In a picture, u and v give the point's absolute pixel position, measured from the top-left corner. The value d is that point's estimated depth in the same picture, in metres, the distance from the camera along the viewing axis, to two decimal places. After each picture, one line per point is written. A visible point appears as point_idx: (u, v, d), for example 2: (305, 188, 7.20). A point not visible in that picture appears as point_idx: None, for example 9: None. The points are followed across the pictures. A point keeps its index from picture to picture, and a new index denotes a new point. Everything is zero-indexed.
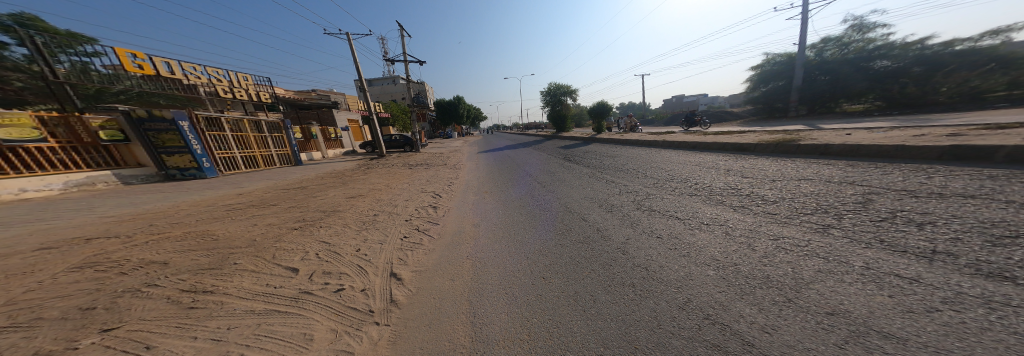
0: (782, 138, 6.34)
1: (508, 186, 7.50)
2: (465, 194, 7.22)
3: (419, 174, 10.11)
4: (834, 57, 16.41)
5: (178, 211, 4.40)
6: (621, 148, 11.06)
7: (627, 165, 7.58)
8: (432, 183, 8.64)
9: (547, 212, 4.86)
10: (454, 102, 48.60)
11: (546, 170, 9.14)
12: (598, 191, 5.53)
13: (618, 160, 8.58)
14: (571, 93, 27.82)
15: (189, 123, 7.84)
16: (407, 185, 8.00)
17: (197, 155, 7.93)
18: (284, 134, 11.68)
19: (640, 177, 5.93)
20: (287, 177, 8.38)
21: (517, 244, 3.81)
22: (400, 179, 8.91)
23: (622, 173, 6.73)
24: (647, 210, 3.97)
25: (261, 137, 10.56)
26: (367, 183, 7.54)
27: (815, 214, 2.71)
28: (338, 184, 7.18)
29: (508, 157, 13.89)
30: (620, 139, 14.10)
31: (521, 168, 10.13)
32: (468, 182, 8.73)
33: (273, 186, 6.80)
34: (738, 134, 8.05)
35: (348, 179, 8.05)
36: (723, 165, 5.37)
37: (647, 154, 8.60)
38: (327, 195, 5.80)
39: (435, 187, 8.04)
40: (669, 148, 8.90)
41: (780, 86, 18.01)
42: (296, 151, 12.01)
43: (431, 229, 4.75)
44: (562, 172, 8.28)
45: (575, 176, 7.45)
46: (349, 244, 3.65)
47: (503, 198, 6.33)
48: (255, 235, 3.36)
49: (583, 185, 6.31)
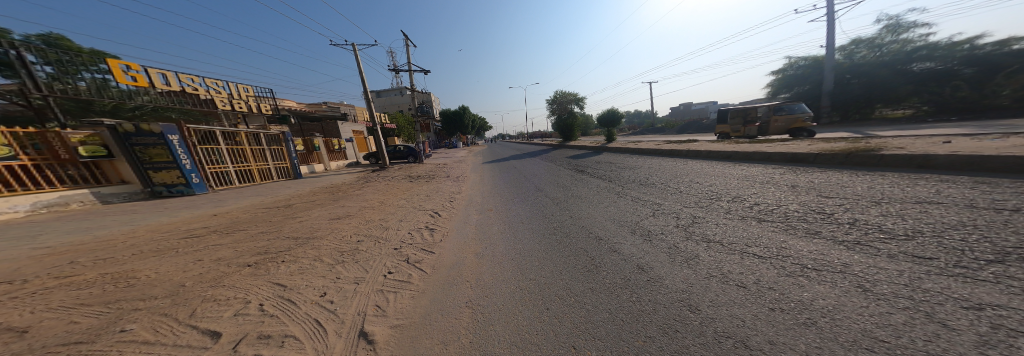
0: (846, 146, 5.29)
1: (518, 203, 6.63)
2: (467, 212, 6.37)
3: (419, 188, 9.39)
4: (866, 59, 15.30)
5: (126, 241, 3.70)
6: (640, 158, 10.03)
7: (653, 178, 6.59)
8: (432, 198, 7.83)
9: (567, 240, 3.95)
10: (459, 112, 48.77)
11: (558, 183, 8.26)
12: (626, 211, 4.58)
13: (640, 172, 7.59)
14: (579, 101, 26.94)
15: (179, 137, 7.37)
16: (405, 201, 7.21)
17: (186, 170, 7.45)
18: (284, 147, 11.24)
19: (675, 194, 4.95)
20: (278, 194, 7.78)
21: (533, 287, 2.88)
22: (398, 194, 8.14)
23: (651, 188, 5.74)
24: (704, 239, 2.99)
25: (258, 150, 10.14)
26: (361, 200, 6.77)
27: (1009, 262, 1.69)
28: (327, 201, 6.42)
29: (514, 168, 13.13)
30: (634, 148, 13.18)
31: (530, 181, 9.27)
32: (473, 197, 7.90)
33: (257, 205, 6.12)
34: (778, 141, 7.04)
35: (341, 195, 7.31)
36: (783, 180, 4.36)
37: (673, 165, 7.59)
38: (310, 216, 5.02)
39: (435, 204, 7.21)
40: (696, 158, 7.90)
41: (806, 91, 16.87)
42: (296, 165, 11.53)
43: (423, 259, 3.88)
44: (577, 187, 7.35)
45: (592, 191, 6.54)
46: (313, 286, 2.83)
47: (512, 219, 5.45)
48: (187, 278, 2.60)
49: (605, 203, 5.37)
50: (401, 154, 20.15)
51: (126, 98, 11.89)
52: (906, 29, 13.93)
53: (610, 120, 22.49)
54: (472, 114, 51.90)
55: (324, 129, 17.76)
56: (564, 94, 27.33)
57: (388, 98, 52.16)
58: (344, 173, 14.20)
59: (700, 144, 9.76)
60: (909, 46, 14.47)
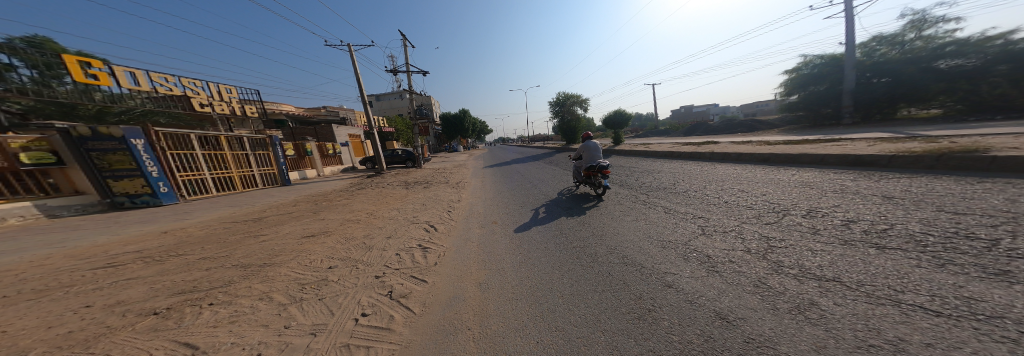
0: (922, 146, 4.49)
1: (525, 213, 5.81)
2: (468, 226, 5.54)
3: (415, 196, 8.57)
4: (889, 56, 14.72)
5: (22, 272, 2.81)
6: (655, 162, 9.21)
7: (680, 183, 5.75)
8: (430, 208, 7.00)
9: (596, 268, 3.07)
10: (459, 116, 48.25)
11: (567, 189, 7.44)
12: (662, 226, 3.74)
13: (661, 177, 6.74)
14: (582, 103, 26.14)
15: (144, 141, 6.58)
16: (397, 212, 6.38)
17: (153, 178, 6.64)
18: (271, 152, 10.47)
19: (718, 204, 4.10)
20: (258, 204, 6.95)
21: (568, 341, 1.97)
22: (391, 203, 7.29)
23: (682, 196, 4.90)
24: (803, 273, 2.12)
25: (241, 156, 9.34)
26: (345, 211, 5.91)
27: None
28: (306, 213, 5.57)
29: (517, 173, 12.35)
30: (644, 151, 12.40)
31: (536, 188, 8.45)
32: (474, 206, 7.08)
33: (224, 217, 5.26)
34: (822, 142, 6.23)
35: (326, 205, 6.47)
36: (865, 189, 3.50)
37: (697, 168, 6.78)
38: (278, 234, 4.14)
39: (432, 215, 6.36)
40: (723, 161, 7.09)
41: (823, 90, 16.19)
42: (284, 171, 10.75)
43: (411, 293, 3.00)
44: (591, 194, 6.50)
45: (608, 200, 5.69)
46: (244, 344, 1.91)
47: (521, 235, 4.59)
48: (46, 341, 1.72)
49: (629, 215, 4.54)
50: (399, 158, 19.44)
51: (113, 100, 11.31)
52: (930, 26, 13.31)
53: (616, 122, 21.67)
54: (472, 117, 51.35)
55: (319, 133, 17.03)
56: (568, 96, 26.24)
57: (387, 102, 51.63)
58: (337, 179, 13.40)
59: (721, 146, 9.00)
60: (936, 41, 13.84)
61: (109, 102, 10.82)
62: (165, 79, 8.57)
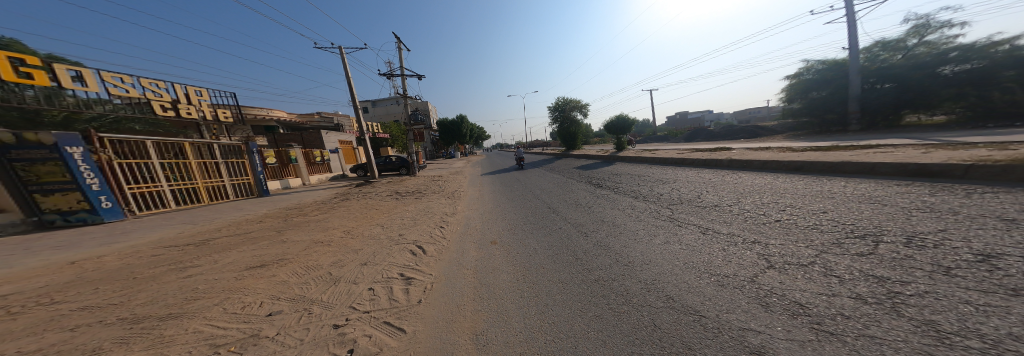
0: (996, 153, 3.84)
1: (528, 232, 5.04)
2: (463, 249, 4.72)
3: (404, 208, 7.75)
4: (894, 62, 14.57)
5: None
6: (666, 170, 8.52)
7: (705, 194, 5.02)
8: (419, 224, 6.15)
9: (635, 316, 2.24)
10: (456, 122, 47.56)
11: (573, 201, 6.72)
12: (703, 252, 2.90)
13: (679, 187, 6.02)
14: (582, 108, 25.59)
15: (83, 149, 5.74)
16: (379, 230, 5.52)
17: (92, 192, 5.77)
18: (246, 160, 9.54)
19: (768, 221, 3.31)
20: (218, 220, 6.04)
21: None
22: (374, 218, 6.40)
23: (713, 210, 4.14)
24: (1000, 350, 1.23)
25: (211, 165, 8.43)
26: (317, 229, 5.03)
27: None
28: (268, 233, 4.70)
29: (516, 181, 11.61)
30: (651, 157, 11.80)
31: (538, 198, 7.71)
32: (470, 221, 6.25)
33: (165, 240, 4.35)
34: (859, 148, 5.60)
35: (297, 221, 5.59)
36: (962, 207, 2.76)
37: (717, 177, 6.11)
38: (216, 263, 3.25)
39: (420, 233, 5.54)
40: (745, 169, 6.45)
41: (826, 95, 15.95)
42: (261, 181, 9.79)
43: (378, 354, 2.08)
44: (602, 207, 5.73)
45: (622, 215, 4.91)
46: None
47: (527, 263, 3.79)
48: None
49: (655, 235, 3.73)
50: (392, 165, 18.52)
51: (82, 106, 10.48)
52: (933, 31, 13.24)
53: (620, 127, 21.07)
54: (469, 124, 50.76)
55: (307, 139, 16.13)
56: (568, 101, 25.73)
57: (384, 108, 50.77)
58: (322, 189, 12.48)
59: (737, 152, 8.37)
60: (941, 47, 13.72)
61: (76, 107, 9.97)
62: (120, 79, 7.85)
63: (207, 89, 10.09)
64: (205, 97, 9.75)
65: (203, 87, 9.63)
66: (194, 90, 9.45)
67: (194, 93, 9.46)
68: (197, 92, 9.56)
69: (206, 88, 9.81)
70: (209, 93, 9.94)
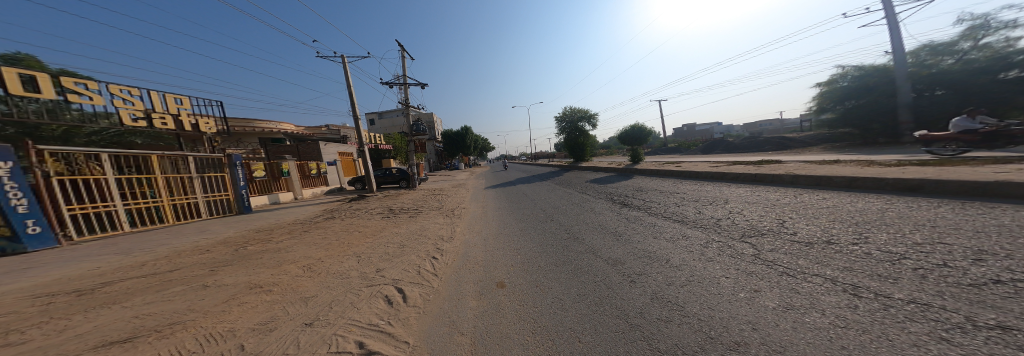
0: None
1: (547, 271, 3.79)
2: (459, 295, 3.45)
3: (394, 229, 6.54)
4: (946, 67, 13.13)
5: None
6: (704, 185, 7.16)
7: (789, 222, 3.65)
8: (405, 255, 4.88)
9: None
10: (462, 133, 46.83)
11: (598, 225, 5.48)
12: (893, 334, 1.52)
13: (740, 210, 4.64)
14: (591, 118, 24.40)
15: (15, 165, 4.80)
16: (351, 264, 4.28)
17: (16, 216, 4.74)
18: (228, 174, 8.61)
19: (978, 277, 1.91)
20: (161, 248, 4.91)
21: None
22: (353, 245, 5.19)
23: (829, 248, 2.76)
24: None
25: (182, 178, 7.46)
26: (267, 265, 3.82)
27: None
28: (198, 271, 3.51)
29: (525, 196, 10.37)
30: (676, 170, 10.43)
31: (554, 219, 6.41)
32: (470, 251, 5.01)
33: (56, 285, 3.20)
34: (989, 163, 4.20)
35: (252, 251, 4.42)
36: None
37: (789, 198, 4.73)
38: (53, 340, 2.02)
39: (405, 269, 4.28)
40: (820, 187, 5.07)
41: (867, 104, 14.51)
42: (243, 196, 8.82)
43: None
44: (641, 236, 4.40)
45: (676, 248, 3.59)
46: None
47: (553, 328, 2.48)
48: None
49: (752, 285, 2.37)
50: (393, 178, 17.60)
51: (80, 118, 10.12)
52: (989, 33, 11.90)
53: (635, 138, 19.74)
54: (474, 136, 50.21)
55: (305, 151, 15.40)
56: (576, 111, 24.54)
57: (389, 120, 50.80)
58: (314, 204, 11.49)
59: (791, 163, 6.99)
60: (1003, 50, 12.24)
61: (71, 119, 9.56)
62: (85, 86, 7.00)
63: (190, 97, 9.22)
64: (185, 105, 8.84)
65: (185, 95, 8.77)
66: (174, 97, 8.56)
67: (173, 101, 8.54)
68: (177, 99, 8.71)
69: (187, 95, 8.91)
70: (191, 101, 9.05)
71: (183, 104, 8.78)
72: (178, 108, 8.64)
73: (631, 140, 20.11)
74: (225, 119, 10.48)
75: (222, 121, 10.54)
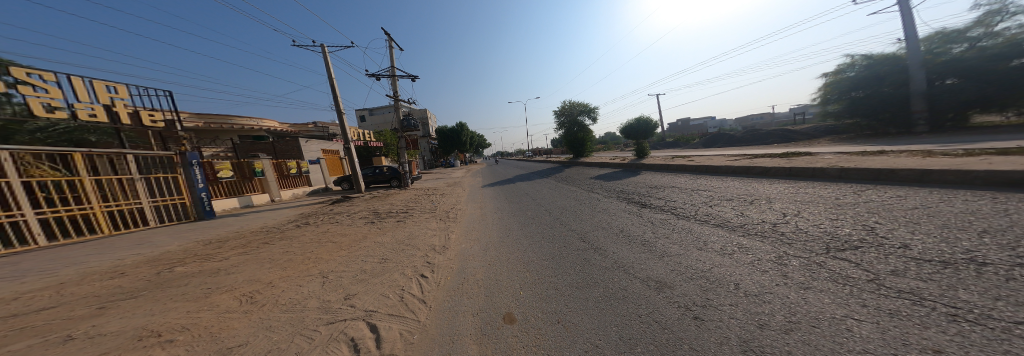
0: None
1: (568, 298, 2.88)
2: (452, 335, 2.49)
3: (377, 238, 5.56)
4: (958, 54, 12.68)
5: None
6: (730, 182, 6.38)
7: (884, 230, 2.81)
8: (385, 275, 3.93)
9: None
10: (456, 129, 45.64)
11: (618, 232, 4.63)
12: None
13: (796, 211, 3.83)
14: (590, 112, 23.58)
15: None
16: (314, 289, 3.34)
17: None
18: (183, 174, 7.49)
19: None
20: (65, 269, 3.81)
21: None
22: (321, 261, 4.21)
23: (983, 272, 1.93)
24: None
25: (122, 181, 6.32)
26: (189, 296, 2.83)
27: None
28: (79, 311, 2.48)
29: (527, 195, 9.51)
30: (688, 164, 9.71)
31: (564, 224, 5.56)
32: (468, 267, 4.10)
33: None
34: None
35: (182, 274, 3.42)
36: None
37: (853, 197, 3.92)
38: None
39: (382, 295, 3.33)
40: (881, 183, 4.29)
41: (870, 96, 14.49)
42: (203, 201, 7.73)
43: None
44: (680, 246, 3.53)
45: (737, 263, 2.74)
46: None
47: None
48: None
49: (923, 340, 1.47)
50: (383, 177, 16.48)
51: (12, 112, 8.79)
52: None
53: (638, 132, 19.06)
54: (469, 132, 48.96)
55: (285, 149, 14.19)
56: (575, 105, 23.66)
57: (381, 116, 49.04)
58: (293, 207, 10.38)
59: (827, 156, 6.26)
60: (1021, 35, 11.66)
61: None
62: None
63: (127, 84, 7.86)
64: (122, 95, 7.52)
65: (121, 82, 7.46)
66: (107, 85, 7.25)
67: (105, 88, 7.20)
68: (110, 87, 7.36)
69: (123, 83, 7.57)
70: (129, 89, 7.74)
71: (119, 93, 7.48)
72: (114, 98, 7.35)
73: (632, 133, 19.53)
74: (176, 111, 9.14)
75: (174, 111, 9.18)
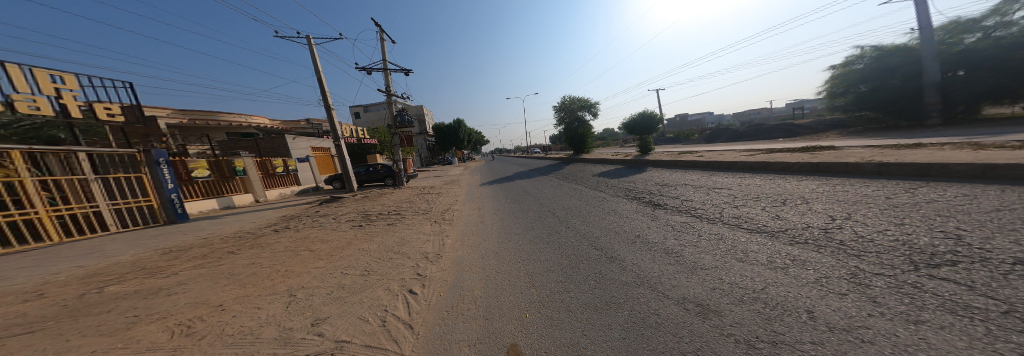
0: None
1: (588, 326, 2.30)
2: None
3: (362, 244, 4.96)
4: (972, 44, 12.24)
5: None
6: (750, 179, 5.86)
7: (980, 239, 2.25)
8: (366, 291, 3.34)
9: None
10: (454, 126, 44.92)
11: (634, 238, 4.08)
12: None
13: (846, 213, 3.28)
14: (591, 107, 22.99)
15: None
16: (274, 314, 2.75)
17: None
18: (148, 174, 6.93)
19: None
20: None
21: None
22: (291, 275, 3.63)
23: None
24: None
25: (74, 182, 5.80)
26: (105, 330, 2.24)
27: None
28: None
29: (527, 194, 8.95)
30: (698, 160, 9.19)
31: (571, 228, 5.01)
32: (464, 280, 3.53)
33: None
34: None
35: (114, 298, 2.83)
36: None
37: (907, 196, 3.39)
38: None
39: (358, 320, 2.74)
40: (932, 180, 3.78)
41: (877, 88, 14.43)
42: (173, 203, 7.20)
43: None
44: (716, 256, 2.97)
45: (797, 280, 2.18)
46: None
47: None
48: None
49: None
50: (376, 176, 15.80)
51: None
52: None
53: (641, 127, 18.55)
54: (467, 128, 48.27)
55: (272, 146, 13.50)
56: (575, 100, 23.07)
57: (377, 113, 48.23)
58: (277, 207, 9.71)
59: (856, 149, 5.75)
60: None
61: None
62: None
63: (77, 74, 7.11)
64: (70, 85, 6.78)
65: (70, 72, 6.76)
66: (52, 74, 6.53)
67: (49, 78, 6.45)
68: (55, 77, 6.61)
69: (70, 72, 6.82)
70: (78, 80, 7.00)
71: (67, 83, 6.76)
72: (60, 89, 6.62)
73: (633, 128, 19.05)
74: (139, 105, 8.44)
75: (136, 105, 8.45)
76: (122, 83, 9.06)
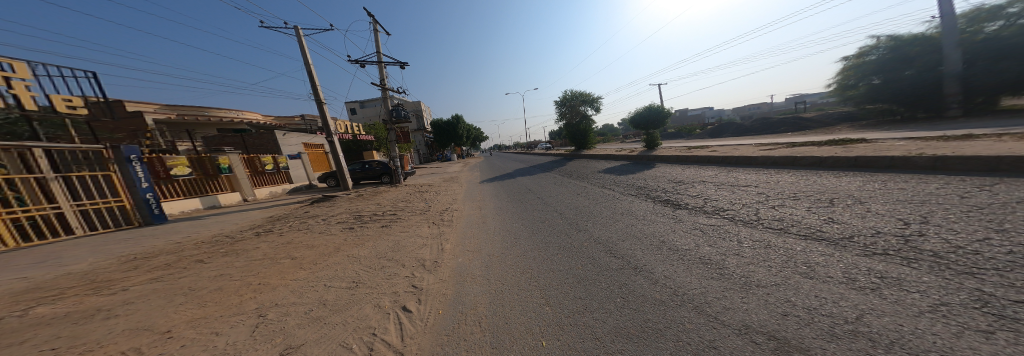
0: None
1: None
2: None
3: (352, 250, 4.43)
4: (994, 33, 11.74)
5: None
6: (777, 176, 5.36)
7: None
8: (351, 309, 2.81)
9: None
10: (453, 122, 44.22)
11: (660, 244, 3.56)
12: None
13: (920, 216, 2.77)
14: (594, 101, 22.38)
15: None
16: (234, 342, 2.23)
17: None
18: (118, 173, 6.47)
19: None
20: None
21: None
22: (265, 289, 3.10)
23: None
24: None
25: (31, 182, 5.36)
26: None
27: None
28: None
29: (531, 193, 8.43)
30: (713, 155, 8.68)
31: (583, 232, 4.49)
32: (467, 296, 2.99)
33: None
34: None
35: (36, 324, 2.31)
36: None
37: (989, 195, 2.88)
38: None
39: (337, 348, 2.20)
40: (1006, 175, 3.28)
41: (895, 79, 13.97)
42: (149, 204, 6.79)
43: None
44: (774, 269, 2.44)
45: (906, 307, 1.66)
46: None
47: None
48: None
49: None
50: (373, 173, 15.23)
51: None
52: None
53: (646, 121, 17.99)
54: (466, 124, 47.57)
55: (261, 143, 12.89)
56: (577, 95, 22.42)
57: (374, 109, 47.46)
58: (266, 207, 9.15)
59: (896, 142, 5.24)
60: None
61: None
62: None
63: (30, 62, 6.47)
64: (21, 74, 6.17)
65: (21, 59, 6.14)
66: (1, 62, 5.92)
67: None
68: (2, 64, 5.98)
69: (21, 59, 6.20)
70: (29, 67, 6.36)
71: (18, 72, 6.15)
72: (10, 78, 6.03)
73: (638, 123, 18.51)
74: (108, 98, 7.87)
75: (105, 98, 7.86)
76: (82, 73, 8.39)
